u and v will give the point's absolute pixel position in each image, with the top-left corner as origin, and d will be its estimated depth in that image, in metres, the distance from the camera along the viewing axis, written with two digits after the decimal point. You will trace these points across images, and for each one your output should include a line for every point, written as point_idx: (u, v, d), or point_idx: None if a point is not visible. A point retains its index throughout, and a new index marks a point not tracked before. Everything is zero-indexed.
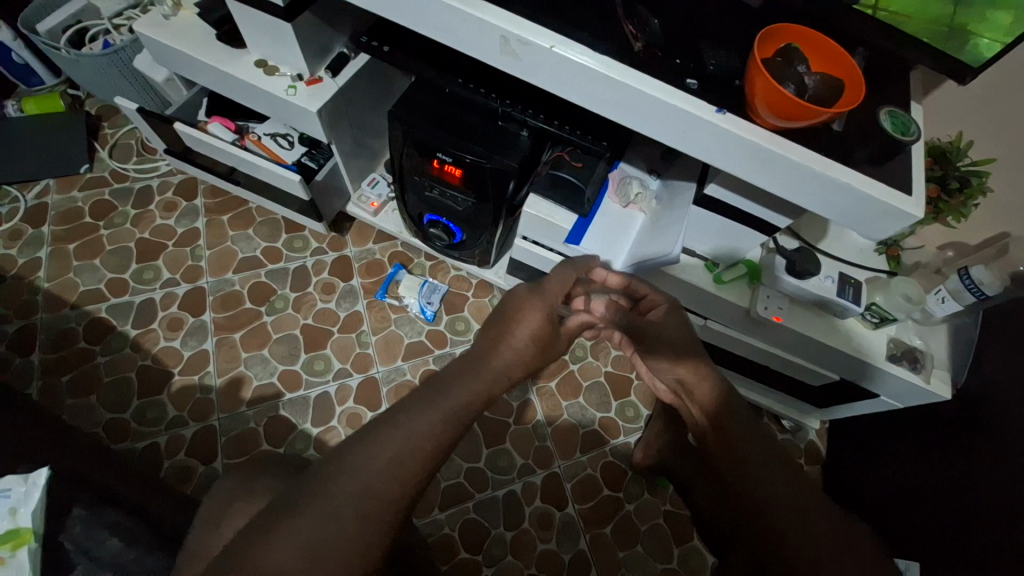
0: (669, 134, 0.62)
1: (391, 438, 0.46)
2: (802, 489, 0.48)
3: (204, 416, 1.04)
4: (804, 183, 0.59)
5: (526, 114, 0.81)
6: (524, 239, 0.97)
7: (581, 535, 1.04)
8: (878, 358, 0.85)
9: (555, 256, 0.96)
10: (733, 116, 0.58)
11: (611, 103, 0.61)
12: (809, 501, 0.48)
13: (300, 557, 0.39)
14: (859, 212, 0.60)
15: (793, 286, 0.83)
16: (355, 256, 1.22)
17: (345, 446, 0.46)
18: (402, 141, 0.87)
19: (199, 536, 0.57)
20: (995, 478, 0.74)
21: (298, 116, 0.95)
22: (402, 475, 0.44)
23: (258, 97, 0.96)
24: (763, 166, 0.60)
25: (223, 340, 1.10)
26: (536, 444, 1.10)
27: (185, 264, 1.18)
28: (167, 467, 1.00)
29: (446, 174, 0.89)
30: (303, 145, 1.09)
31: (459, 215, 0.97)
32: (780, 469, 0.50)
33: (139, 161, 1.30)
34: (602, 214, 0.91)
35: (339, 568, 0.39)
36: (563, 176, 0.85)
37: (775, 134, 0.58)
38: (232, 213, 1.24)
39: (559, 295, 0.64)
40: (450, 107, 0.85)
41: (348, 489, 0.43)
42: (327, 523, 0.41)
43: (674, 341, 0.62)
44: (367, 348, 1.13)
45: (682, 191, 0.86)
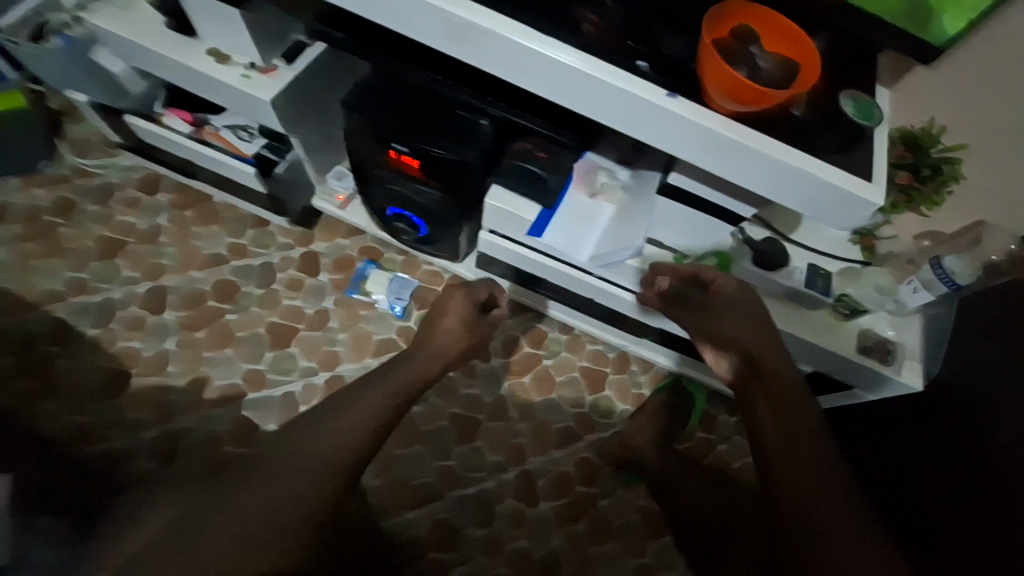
0: (623, 121, 0.59)
1: (339, 419, 0.72)
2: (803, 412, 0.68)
3: (165, 418, 1.01)
4: (763, 171, 0.57)
5: (486, 102, 0.78)
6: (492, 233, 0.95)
7: (553, 532, 1.02)
8: (849, 350, 0.84)
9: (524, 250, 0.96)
10: (686, 101, 0.56)
11: (563, 89, 0.59)
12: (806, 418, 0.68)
13: (305, 477, 0.67)
14: (820, 202, 0.58)
15: (761, 278, 0.82)
16: (324, 252, 1.19)
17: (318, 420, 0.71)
18: (359, 132, 0.84)
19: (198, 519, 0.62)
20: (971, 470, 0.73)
21: (253, 107, 0.92)
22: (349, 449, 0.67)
23: (212, 88, 0.93)
24: (720, 154, 0.57)
25: (186, 340, 1.08)
26: (508, 441, 1.09)
27: (147, 263, 1.15)
28: (127, 471, 0.97)
29: (404, 164, 0.86)
30: (264, 137, 1.05)
31: (423, 209, 0.94)
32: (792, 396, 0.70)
33: (100, 156, 1.25)
34: (568, 206, 0.88)
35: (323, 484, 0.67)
36: (527, 168, 0.81)
37: (731, 120, 0.55)
38: (195, 209, 1.21)
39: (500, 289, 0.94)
40: (410, 97, 0.81)
41: (323, 446, 0.70)
42: (317, 457, 0.69)
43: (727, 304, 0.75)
44: (335, 347, 1.10)
45: (648, 183, 0.85)
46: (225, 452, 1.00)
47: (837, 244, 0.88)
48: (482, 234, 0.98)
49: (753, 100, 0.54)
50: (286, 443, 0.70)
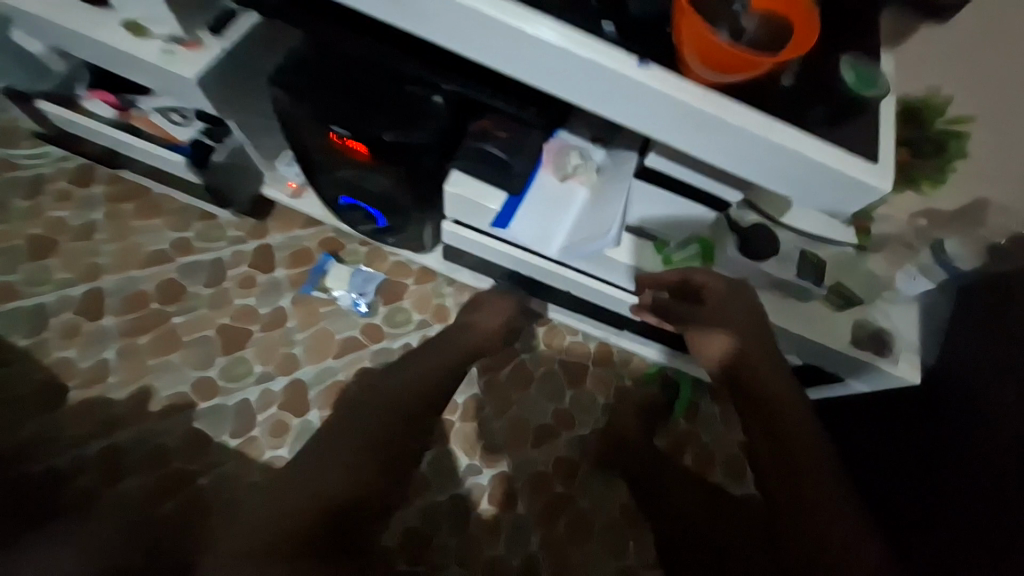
0: (589, 97, 0.49)
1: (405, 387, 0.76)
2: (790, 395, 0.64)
3: (109, 432, 0.94)
4: (749, 152, 0.48)
5: (437, 75, 0.68)
6: (461, 225, 0.87)
7: (531, 536, 0.98)
8: (839, 343, 0.78)
9: (489, 240, 0.87)
10: (659, 69, 0.47)
11: (511, 58, 0.49)
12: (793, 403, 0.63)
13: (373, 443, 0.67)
14: (815, 188, 0.50)
15: (748, 269, 0.73)
16: (279, 245, 1.09)
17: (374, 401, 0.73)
18: (297, 114, 0.74)
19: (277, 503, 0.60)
20: (971, 467, 0.68)
21: (177, 87, 0.80)
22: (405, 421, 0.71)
23: (128, 65, 0.81)
24: (698, 133, 0.48)
25: (129, 347, 0.99)
26: (483, 443, 1.03)
27: (82, 263, 1.05)
28: (69, 492, 0.90)
29: (350, 150, 0.75)
30: (201, 121, 0.94)
31: (376, 198, 0.85)
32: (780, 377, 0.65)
33: (28, 145, 1.13)
34: (536, 191, 0.80)
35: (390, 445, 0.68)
36: (489, 150, 0.72)
37: (712, 92, 0.47)
38: (135, 201, 1.10)
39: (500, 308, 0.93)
40: (350, 72, 0.72)
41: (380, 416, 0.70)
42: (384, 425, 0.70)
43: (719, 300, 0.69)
44: (293, 349, 1.02)
45: (624, 162, 0.76)
46: (175, 467, 0.93)
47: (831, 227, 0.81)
48: (444, 224, 0.89)
49: (736, 68, 0.46)
50: (361, 411, 0.71)
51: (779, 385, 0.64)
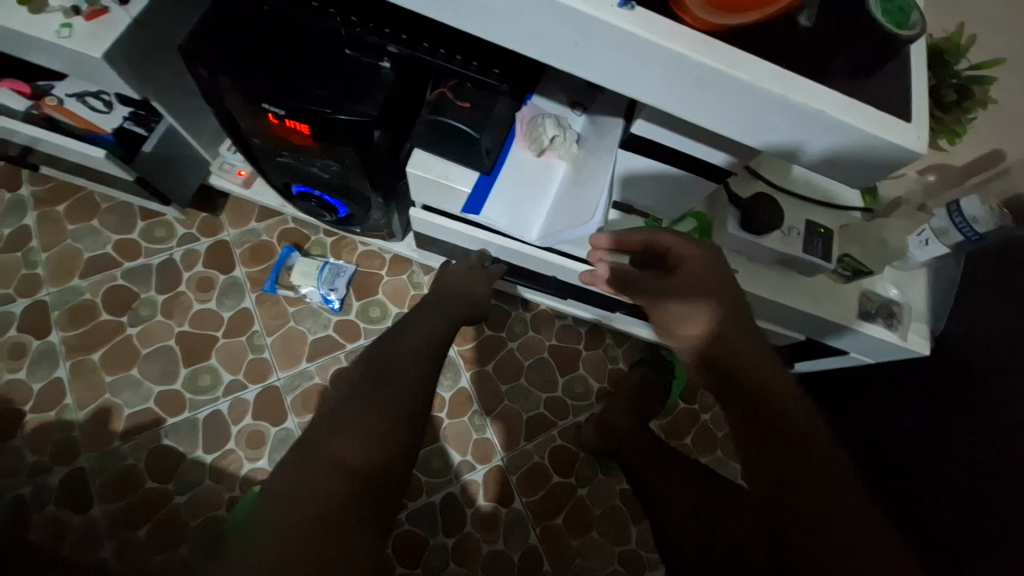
0: (559, 52, 0.40)
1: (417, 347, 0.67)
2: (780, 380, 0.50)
3: (70, 458, 0.87)
4: (754, 113, 0.40)
5: (383, 35, 0.58)
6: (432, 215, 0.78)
7: (530, 530, 0.95)
8: (848, 317, 0.72)
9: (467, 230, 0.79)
10: (645, 12, 0.37)
11: (463, 7, 0.39)
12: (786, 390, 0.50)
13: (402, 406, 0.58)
14: (832, 154, 0.42)
15: (746, 243, 0.67)
16: (235, 241, 1.00)
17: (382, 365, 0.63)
18: (228, 95, 0.64)
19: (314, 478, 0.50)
20: None
21: (87, 69, 0.68)
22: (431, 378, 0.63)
23: (24, 45, 0.69)
24: (694, 92, 0.40)
25: (80, 364, 0.91)
26: (474, 437, 0.98)
27: (19, 275, 0.95)
28: (34, 524, 0.84)
29: (292, 132, 0.66)
30: (126, 105, 0.83)
31: (332, 185, 0.76)
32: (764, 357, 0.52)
33: None
34: (511, 169, 0.71)
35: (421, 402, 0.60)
36: (448, 123, 0.62)
37: (713, 41, 0.38)
38: (69, 203, 0.99)
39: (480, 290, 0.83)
40: (282, 36, 0.61)
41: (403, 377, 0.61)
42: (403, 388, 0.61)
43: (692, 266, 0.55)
44: (263, 353, 0.95)
45: (609, 131, 0.66)
46: (147, 490, 0.87)
47: (835, 192, 0.73)
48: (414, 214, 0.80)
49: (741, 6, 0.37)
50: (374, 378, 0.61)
51: (763, 366, 0.50)
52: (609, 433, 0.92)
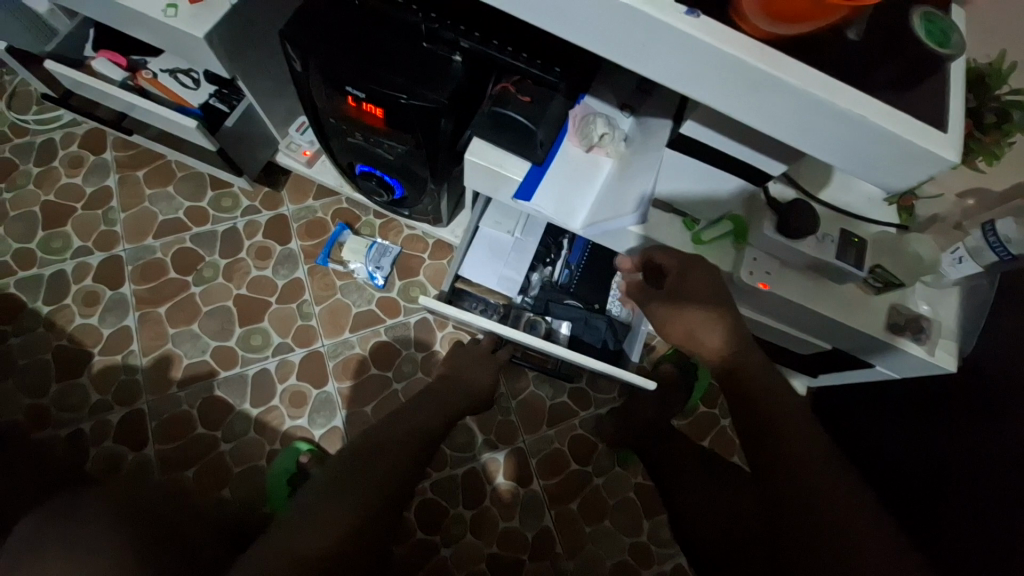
0: (626, 53, 0.45)
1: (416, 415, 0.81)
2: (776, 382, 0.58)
3: (131, 399, 0.95)
4: (802, 116, 0.44)
5: (456, 30, 0.64)
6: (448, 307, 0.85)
7: (546, 511, 0.99)
8: (876, 328, 0.74)
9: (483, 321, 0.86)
10: (710, 20, 0.42)
11: (545, 9, 0.44)
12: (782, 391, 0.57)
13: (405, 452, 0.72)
14: (869, 158, 0.45)
15: (782, 247, 0.69)
16: (293, 215, 1.07)
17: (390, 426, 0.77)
18: (311, 75, 0.71)
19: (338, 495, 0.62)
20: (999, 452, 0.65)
21: (186, 45, 0.76)
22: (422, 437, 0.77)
23: (134, 21, 0.77)
24: (744, 93, 0.44)
25: (146, 315, 1.00)
26: (499, 419, 1.02)
27: (98, 230, 1.04)
28: (93, 456, 0.91)
29: (366, 114, 0.73)
30: (211, 83, 0.92)
31: (392, 166, 0.83)
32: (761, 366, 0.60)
33: (40, 111, 1.11)
34: (560, 163, 0.76)
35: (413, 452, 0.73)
36: (508, 113, 0.67)
37: (767, 47, 0.42)
38: (148, 168, 1.08)
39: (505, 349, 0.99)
40: (363, 25, 0.68)
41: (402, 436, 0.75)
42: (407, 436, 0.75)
43: (701, 281, 0.63)
44: (311, 320, 1.02)
45: (656, 130, 0.70)
46: (197, 435, 0.94)
47: (868, 205, 0.76)
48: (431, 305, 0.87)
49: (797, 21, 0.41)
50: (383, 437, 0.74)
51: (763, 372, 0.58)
52: (629, 427, 0.96)
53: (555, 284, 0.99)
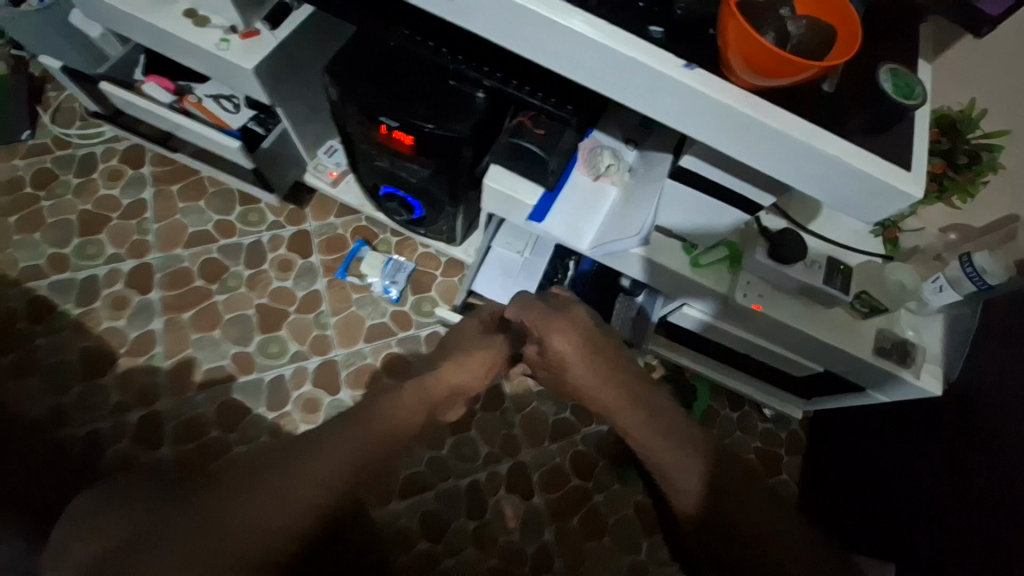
0: (632, 95, 0.51)
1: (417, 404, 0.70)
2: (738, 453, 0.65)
3: (150, 401, 0.99)
4: (786, 154, 0.50)
5: (481, 72, 0.72)
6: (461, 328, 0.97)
7: (546, 526, 1.00)
8: (865, 350, 0.79)
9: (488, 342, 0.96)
10: (705, 73, 0.48)
11: (563, 58, 0.51)
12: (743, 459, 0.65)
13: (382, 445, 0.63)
14: (844, 192, 0.52)
15: (775, 272, 0.74)
16: (315, 231, 1.14)
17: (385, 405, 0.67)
18: (347, 104, 0.78)
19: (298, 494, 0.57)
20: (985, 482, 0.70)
21: (233, 75, 0.84)
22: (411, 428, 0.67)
23: (187, 53, 0.85)
24: (733, 132, 0.50)
25: (172, 321, 1.05)
26: (503, 432, 1.06)
27: (131, 239, 1.11)
28: (111, 455, 0.95)
29: (396, 141, 0.81)
30: (250, 108, 1.00)
31: (415, 189, 0.90)
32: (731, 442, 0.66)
33: (83, 126, 1.18)
34: (569, 190, 0.83)
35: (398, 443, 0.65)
36: (524, 145, 0.76)
37: (754, 96, 0.48)
38: (182, 183, 1.16)
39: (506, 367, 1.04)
40: (396, 64, 0.76)
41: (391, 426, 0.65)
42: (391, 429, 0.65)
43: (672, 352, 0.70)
44: (326, 331, 1.07)
45: (658, 163, 0.76)
46: (211, 438, 0.98)
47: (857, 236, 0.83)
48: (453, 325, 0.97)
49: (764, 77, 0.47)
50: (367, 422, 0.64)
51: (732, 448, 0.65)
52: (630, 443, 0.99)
53: None
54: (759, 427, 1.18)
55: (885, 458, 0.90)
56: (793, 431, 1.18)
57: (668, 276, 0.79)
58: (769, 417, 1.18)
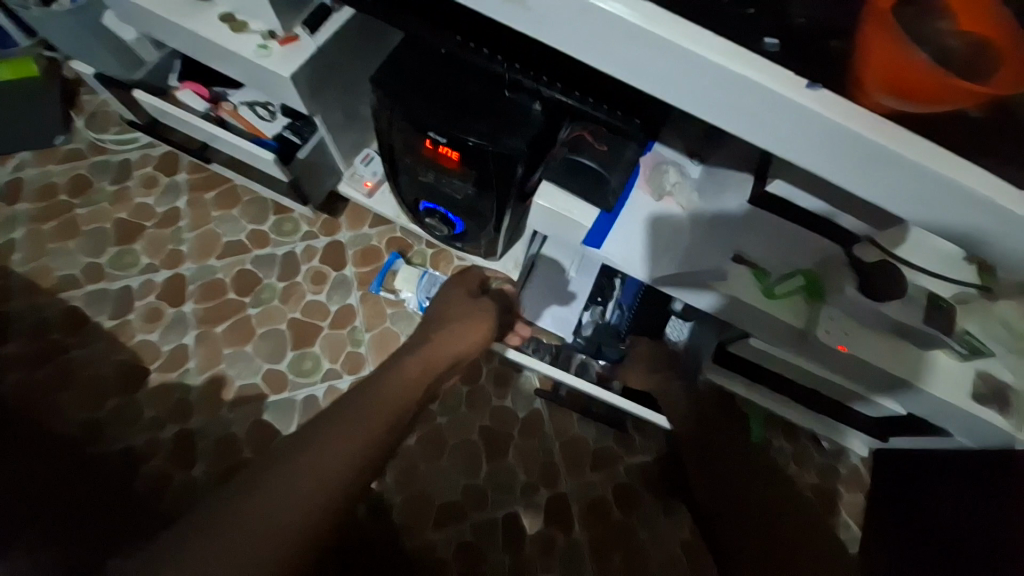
0: (734, 119, 0.42)
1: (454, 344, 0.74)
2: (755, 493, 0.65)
3: (183, 417, 0.97)
4: (928, 195, 0.39)
5: (539, 82, 0.66)
6: (514, 352, 0.94)
7: (587, 563, 0.95)
8: (958, 395, 0.69)
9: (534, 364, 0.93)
10: (831, 93, 0.39)
11: (652, 72, 0.41)
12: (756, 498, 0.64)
13: None
14: (991, 236, 0.41)
15: (863, 309, 0.67)
16: (349, 242, 1.10)
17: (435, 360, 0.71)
18: (392, 116, 0.72)
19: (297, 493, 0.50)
20: None
21: (271, 83, 0.79)
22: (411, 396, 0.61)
23: (224, 59, 0.81)
24: (856, 166, 0.40)
25: (204, 334, 1.02)
26: (542, 460, 1.00)
27: (165, 249, 1.08)
28: (143, 473, 0.93)
29: (442, 156, 0.75)
30: (286, 116, 0.96)
31: (458, 204, 0.85)
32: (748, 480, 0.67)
33: (118, 132, 1.17)
34: (629, 210, 0.75)
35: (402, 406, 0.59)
36: (583, 162, 0.69)
37: (888, 123, 0.38)
38: (216, 191, 1.13)
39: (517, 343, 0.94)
40: (445, 75, 0.70)
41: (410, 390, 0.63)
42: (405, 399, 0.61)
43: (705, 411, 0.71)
44: (360, 347, 1.02)
45: (732, 181, 0.69)
46: (244, 458, 0.95)
47: (952, 264, 0.69)
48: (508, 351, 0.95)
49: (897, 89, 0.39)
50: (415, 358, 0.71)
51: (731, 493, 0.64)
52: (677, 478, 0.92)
53: (606, 325, 0.97)
54: (816, 461, 1.10)
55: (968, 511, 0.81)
56: (854, 469, 1.09)
57: (741, 312, 0.69)
58: (827, 450, 1.10)
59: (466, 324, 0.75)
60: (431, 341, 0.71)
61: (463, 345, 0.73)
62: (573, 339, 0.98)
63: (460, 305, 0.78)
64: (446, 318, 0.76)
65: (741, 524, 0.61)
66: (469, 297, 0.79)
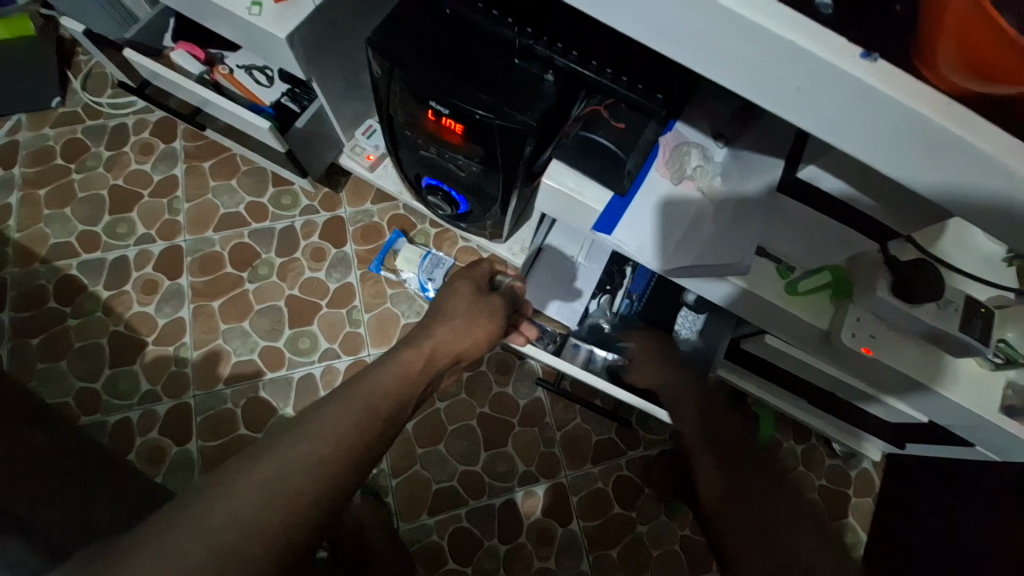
0: (770, 96, 0.36)
1: (465, 329, 0.66)
2: (739, 455, 0.62)
3: (179, 392, 0.95)
4: (1001, 192, 0.33)
5: (554, 49, 0.61)
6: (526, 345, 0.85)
7: (583, 555, 0.93)
8: (990, 409, 0.63)
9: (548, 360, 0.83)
10: (890, 66, 0.33)
11: (681, 35, 0.36)
12: (739, 458, 0.61)
13: (392, 398, 0.53)
14: None
15: (893, 311, 0.59)
16: (350, 218, 1.06)
17: (449, 357, 0.64)
18: (392, 83, 0.67)
19: (278, 467, 0.43)
20: None
21: (265, 44, 0.73)
22: (413, 380, 0.57)
23: (216, 17, 0.75)
24: (917, 158, 0.34)
25: (200, 308, 1.00)
26: (541, 450, 0.98)
27: (161, 219, 1.05)
28: (139, 445, 0.93)
29: (444, 129, 0.70)
30: (284, 82, 0.92)
31: (461, 181, 0.80)
32: (735, 447, 0.64)
33: (114, 95, 1.12)
34: (645, 194, 0.70)
35: (398, 391, 0.54)
36: (597, 140, 0.63)
37: (959, 106, 0.32)
38: (214, 160, 1.09)
39: (523, 337, 0.84)
40: (451, 37, 0.64)
41: (413, 372, 0.58)
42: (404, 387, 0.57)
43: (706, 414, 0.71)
44: (359, 328, 0.99)
45: (760, 168, 0.61)
46: (240, 435, 0.94)
47: (988, 267, 0.64)
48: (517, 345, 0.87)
49: (970, 56, 0.31)
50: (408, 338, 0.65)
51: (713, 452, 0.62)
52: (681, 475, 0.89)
53: (614, 314, 0.94)
54: (825, 464, 1.06)
55: (988, 525, 0.77)
56: (864, 473, 1.06)
57: (756, 305, 0.66)
58: (838, 453, 1.06)
59: (471, 321, 0.67)
60: (429, 336, 0.64)
61: (465, 340, 0.66)
62: (578, 327, 0.95)
63: (466, 298, 0.70)
64: (450, 312, 0.68)
65: (723, 474, 0.57)
66: (470, 284, 0.72)
